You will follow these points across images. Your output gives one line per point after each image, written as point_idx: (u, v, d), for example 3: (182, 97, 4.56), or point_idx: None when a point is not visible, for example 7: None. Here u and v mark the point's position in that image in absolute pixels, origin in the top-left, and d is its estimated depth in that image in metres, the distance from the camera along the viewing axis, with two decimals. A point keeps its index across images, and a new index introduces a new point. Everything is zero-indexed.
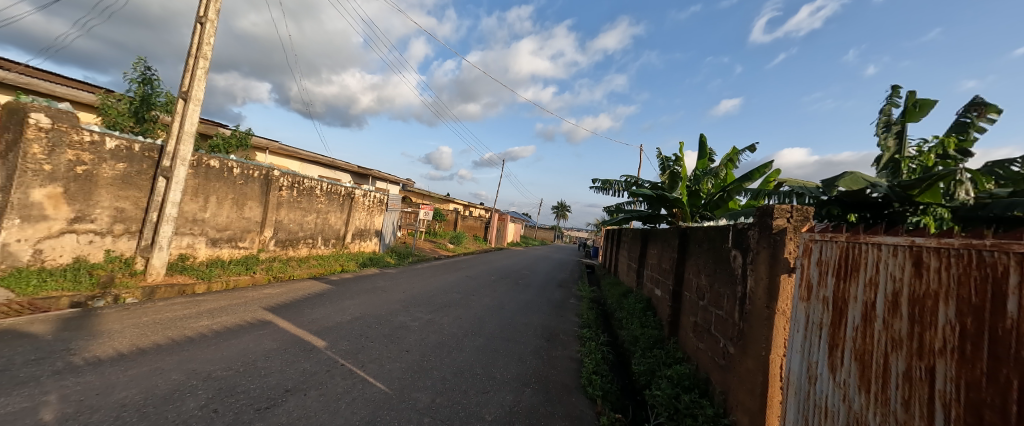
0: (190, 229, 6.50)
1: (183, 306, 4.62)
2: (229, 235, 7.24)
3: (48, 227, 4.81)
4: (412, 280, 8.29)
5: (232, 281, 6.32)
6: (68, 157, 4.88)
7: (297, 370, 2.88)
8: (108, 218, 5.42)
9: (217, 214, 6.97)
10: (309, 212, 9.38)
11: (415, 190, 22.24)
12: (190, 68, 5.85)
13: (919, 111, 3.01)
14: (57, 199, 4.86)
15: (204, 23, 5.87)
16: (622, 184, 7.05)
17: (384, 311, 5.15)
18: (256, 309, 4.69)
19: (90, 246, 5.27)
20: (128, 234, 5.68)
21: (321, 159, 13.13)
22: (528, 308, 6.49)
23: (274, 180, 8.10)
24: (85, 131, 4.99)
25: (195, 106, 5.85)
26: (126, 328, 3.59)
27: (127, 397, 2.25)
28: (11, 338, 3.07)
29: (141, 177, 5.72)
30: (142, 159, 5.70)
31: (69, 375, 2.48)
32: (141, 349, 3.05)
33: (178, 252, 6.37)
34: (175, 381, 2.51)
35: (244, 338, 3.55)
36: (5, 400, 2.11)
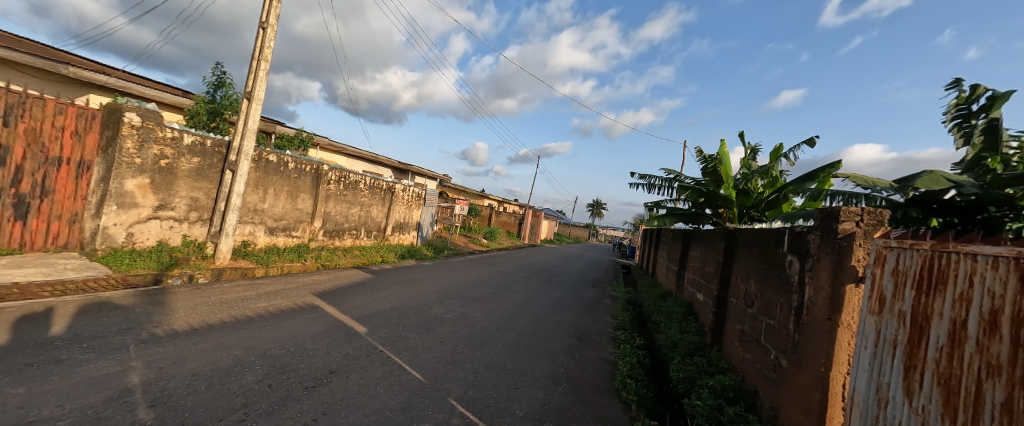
0: (251, 218, 7.13)
1: (245, 287, 5.09)
2: (284, 224, 7.84)
3: (138, 213, 5.46)
4: (446, 273, 8.50)
5: (286, 267, 6.84)
6: (154, 152, 5.50)
7: (341, 354, 3.07)
8: (185, 206, 6.07)
9: (274, 205, 7.56)
10: (353, 204, 9.89)
11: (451, 185, 22.85)
12: (254, 71, 6.37)
13: (999, 102, 2.62)
14: (145, 189, 5.50)
15: (266, 27, 6.35)
16: (663, 182, 6.76)
17: (420, 302, 5.34)
18: (305, 294, 5.05)
19: (171, 231, 5.93)
20: (201, 221, 6.32)
21: (365, 155, 13.80)
22: (560, 306, 6.43)
23: (323, 174, 8.61)
24: (168, 128, 5.60)
25: (257, 105, 6.34)
26: (197, 305, 4.01)
27: (196, 367, 2.51)
28: (109, 309, 3.54)
29: (212, 171, 6.34)
30: (213, 154, 6.31)
31: (153, 344, 2.83)
32: (208, 325, 3.39)
33: (242, 239, 7.01)
34: (237, 357, 2.76)
35: (295, 320, 3.83)
36: (103, 363, 2.44)
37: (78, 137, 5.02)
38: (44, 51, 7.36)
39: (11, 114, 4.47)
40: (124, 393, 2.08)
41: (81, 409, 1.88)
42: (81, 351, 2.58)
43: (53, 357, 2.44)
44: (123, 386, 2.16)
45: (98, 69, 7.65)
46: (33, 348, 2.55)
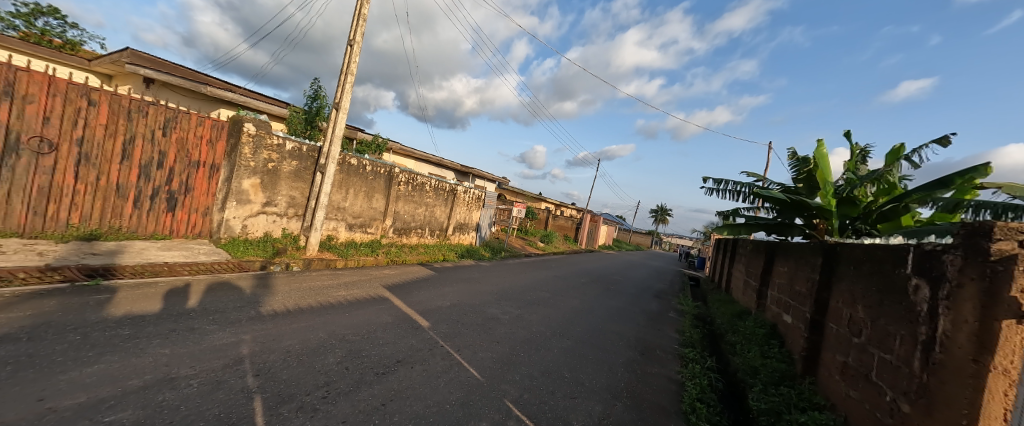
0: (335, 215, 7.98)
1: (328, 277, 5.71)
2: (361, 221, 8.64)
3: (251, 208, 6.44)
4: (504, 275, 8.64)
5: (362, 261, 7.52)
6: (264, 156, 6.44)
7: (406, 345, 3.27)
8: (285, 203, 7.00)
9: (354, 204, 8.37)
10: (420, 205, 10.55)
11: (510, 188, 23.25)
12: (342, 83, 7.13)
13: None
14: (257, 188, 6.46)
15: (352, 44, 7.07)
16: (743, 188, 6.12)
17: (478, 302, 5.49)
18: (377, 286, 5.49)
19: (274, 224, 6.88)
20: (296, 216, 7.25)
21: (431, 158, 14.66)
22: (620, 316, 6.15)
23: (395, 176, 9.32)
24: (274, 136, 6.52)
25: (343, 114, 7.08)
26: (291, 290, 4.59)
27: (290, 345, 2.86)
28: (227, 289, 4.22)
29: (306, 173, 7.23)
30: (308, 158, 7.19)
31: (259, 321, 3.30)
32: (299, 308, 3.86)
33: (327, 233, 7.89)
34: (320, 339, 3.09)
35: (368, 310, 4.19)
36: (222, 334, 2.91)
37: (211, 144, 6.07)
38: (191, 75, 9.07)
39: (169, 126, 5.55)
40: (237, 361, 2.45)
41: (206, 372, 2.26)
42: (207, 322, 3.10)
43: (189, 326, 2.98)
44: (236, 355, 2.55)
45: (227, 88, 9.21)
46: (175, 317, 3.13)
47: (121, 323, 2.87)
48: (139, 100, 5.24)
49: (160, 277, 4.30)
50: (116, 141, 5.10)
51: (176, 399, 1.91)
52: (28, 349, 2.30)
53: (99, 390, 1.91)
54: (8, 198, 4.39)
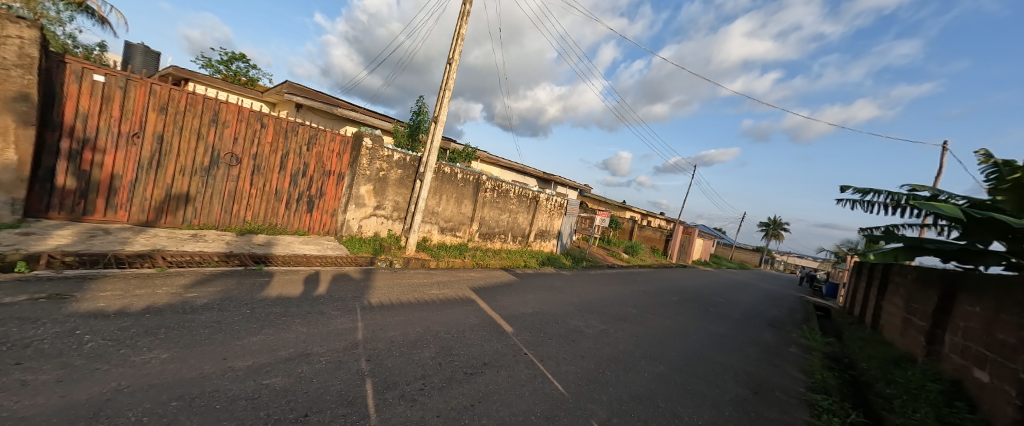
0: (430, 219, 8.72)
1: (423, 276, 6.25)
2: (452, 225, 9.29)
3: (365, 210, 7.44)
4: (586, 285, 8.38)
5: (451, 262, 8.07)
6: (377, 166, 7.39)
7: (492, 348, 3.37)
8: (391, 207, 7.91)
9: (446, 209, 9.06)
10: (504, 211, 10.91)
11: (592, 196, 22.62)
12: (440, 98, 7.82)
13: None
14: (370, 193, 7.43)
15: (451, 62, 7.72)
16: (905, 201, 4.86)
17: (560, 311, 5.41)
18: (464, 287, 5.82)
19: (382, 225, 7.82)
20: (399, 219, 8.13)
21: (516, 166, 15.10)
22: (722, 344, 5.43)
23: (482, 183, 9.82)
24: (385, 148, 7.45)
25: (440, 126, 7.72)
26: (394, 285, 5.15)
27: (393, 335, 3.19)
28: (345, 280, 4.92)
29: (408, 180, 8.07)
30: (410, 167, 8.03)
31: (369, 311, 3.76)
32: (400, 303, 4.29)
33: (423, 235, 8.67)
34: (418, 333, 3.37)
35: (457, 310, 4.46)
36: (343, 319, 3.39)
37: (339, 156, 7.19)
38: (326, 99, 10.97)
39: (310, 142, 6.75)
40: (353, 345, 2.82)
41: (332, 351, 2.65)
42: (331, 308, 3.65)
43: (318, 309, 3.54)
44: (352, 340, 2.93)
45: (350, 108, 10.87)
46: (309, 301, 3.76)
47: (274, 302, 3.56)
48: (292, 121, 6.47)
49: (300, 266, 5.22)
50: (276, 155, 6.38)
51: (310, 372, 2.28)
52: (217, 317, 2.99)
53: (262, 357, 2.40)
54: (211, 199, 5.82)
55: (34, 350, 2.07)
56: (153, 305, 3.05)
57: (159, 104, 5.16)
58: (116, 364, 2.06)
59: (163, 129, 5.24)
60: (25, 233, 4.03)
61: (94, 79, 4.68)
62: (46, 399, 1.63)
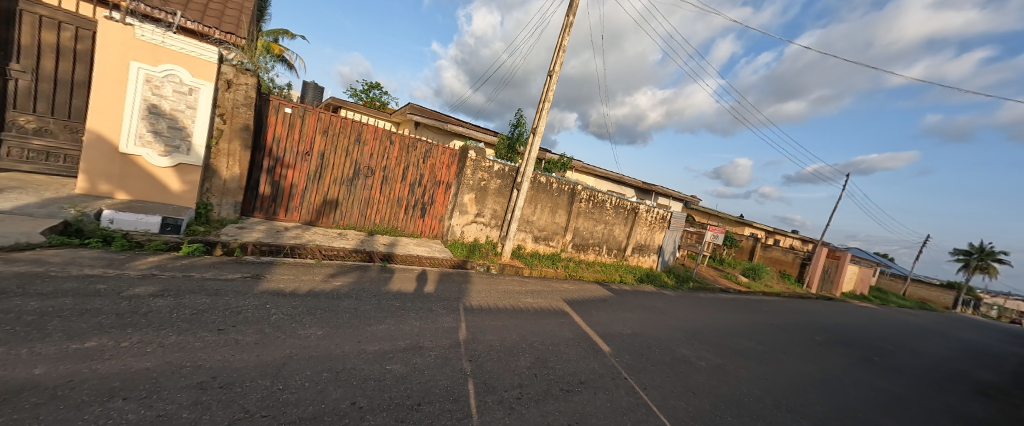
0: (525, 227, 8.96)
1: (518, 283, 6.43)
2: (545, 234, 9.37)
3: (467, 217, 8.02)
4: (692, 309, 7.50)
5: (545, 272, 8.12)
6: (479, 176, 7.91)
7: (589, 367, 3.25)
8: (490, 214, 8.36)
9: (541, 218, 9.19)
10: (599, 222, 10.53)
11: (701, 208, 20.29)
12: (540, 110, 7.99)
13: None
14: (472, 201, 7.99)
15: (552, 74, 7.85)
16: None
17: (663, 336, 4.94)
18: (558, 298, 5.78)
19: (480, 231, 8.32)
20: (496, 226, 8.52)
21: (613, 175, 14.53)
22: (887, 404, 4.23)
23: (576, 193, 9.69)
24: (487, 160, 7.95)
25: (539, 136, 7.87)
26: (492, 290, 5.41)
27: (492, 340, 3.34)
28: (449, 281, 5.36)
29: (506, 190, 8.44)
30: (507, 176, 8.39)
31: (471, 313, 4.02)
32: (497, 308, 4.49)
33: (517, 243, 8.96)
34: (514, 340, 3.47)
35: (552, 321, 4.44)
36: (448, 318, 3.69)
37: (448, 167, 7.94)
38: (438, 117, 12.29)
39: (426, 155, 7.61)
40: (457, 344, 3.06)
41: (440, 348, 2.91)
42: (439, 306, 4.02)
43: (428, 306, 3.93)
44: (457, 339, 3.17)
45: (458, 124, 11.96)
46: (421, 298, 4.21)
47: (394, 296, 4.08)
48: (413, 137, 7.40)
49: (414, 265, 5.88)
50: (400, 168, 7.36)
51: (422, 365, 2.56)
52: (354, 305, 3.56)
53: (387, 345, 2.79)
54: (352, 205, 7.01)
55: (242, 317, 2.86)
56: (311, 289, 3.80)
57: (323, 128, 6.47)
58: (289, 335, 2.70)
59: (324, 148, 6.55)
60: (240, 228, 5.47)
61: (284, 111, 6.12)
62: (249, 356, 2.30)
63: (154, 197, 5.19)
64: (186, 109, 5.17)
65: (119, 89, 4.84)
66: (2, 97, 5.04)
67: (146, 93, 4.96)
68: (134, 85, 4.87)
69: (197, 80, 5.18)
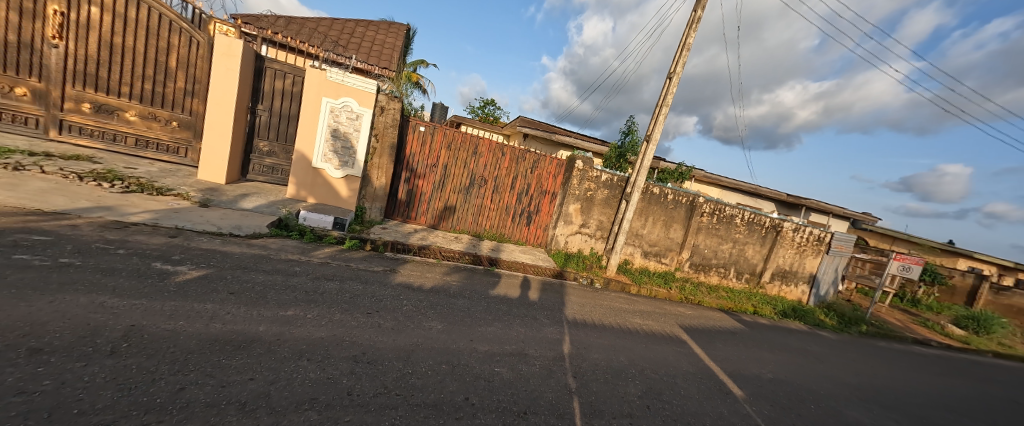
0: (633, 241, 8.46)
1: (625, 300, 6.06)
2: (657, 250, 8.63)
3: (571, 228, 7.93)
4: (859, 359, 5.87)
5: (655, 291, 7.46)
6: (585, 186, 7.80)
7: (714, 410, 2.83)
8: (595, 225, 8.02)
9: (652, 232, 8.52)
10: (725, 240, 9.15)
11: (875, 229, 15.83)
12: (656, 116, 7.42)
13: None
14: (577, 212, 7.88)
15: (672, 76, 7.23)
16: None
17: (815, 387, 3.99)
18: (672, 323, 5.24)
19: (585, 242, 8.06)
20: (602, 238, 8.12)
21: (744, 186, 12.61)
22: None
23: (697, 206, 8.65)
24: (595, 169, 7.78)
25: (653, 144, 7.25)
26: (598, 305, 5.22)
27: (599, 359, 3.21)
28: (554, 291, 5.39)
29: (613, 200, 7.99)
30: (616, 187, 7.97)
31: (576, 328, 3.94)
32: (604, 325, 4.30)
33: (624, 257, 8.50)
34: (622, 363, 3.26)
35: (667, 349, 4.03)
36: (553, 329, 3.70)
37: (555, 177, 8.04)
38: (548, 128, 12.61)
39: (534, 165, 7.87)
40: (562, 358, 3.04)
41: (545, 359, 2.94)
42: (544, 316, 4.07)
43: (534, 315, 4.02)
44: (562, 352, 3.16)
45: (567, 134, 12.06)
46: (527, 305, 4.33)
47: (503, 300, 4.30)
48: (523, 149, 7.74)
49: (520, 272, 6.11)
50: (509, 177, 7.78)
51: (527, 372, 2.63)
52: (467, 305, 3.87)
53: (497, 347, 2.97)
54: (468, 212, 7.69)
55: (383, 304, 3.43)
56: (434, 286, 4.30)
57: (446, 143, 7.30)
58: (416, 325, 3.10)
59: (446, 161, 7.37)
60: (384, 228, 6.55)
61: (418, 129, 7.12)
62: (388, 339, 2.77)
63: (332, 202, 6.61)
64: (354, 132, 6.50)
65: (315, 119, 6.36)
66: (252, 129, 6.75)
67: (330, 121, 6.39)
68: (323, 115, 6.34)
69: (361, 108, 6.44)
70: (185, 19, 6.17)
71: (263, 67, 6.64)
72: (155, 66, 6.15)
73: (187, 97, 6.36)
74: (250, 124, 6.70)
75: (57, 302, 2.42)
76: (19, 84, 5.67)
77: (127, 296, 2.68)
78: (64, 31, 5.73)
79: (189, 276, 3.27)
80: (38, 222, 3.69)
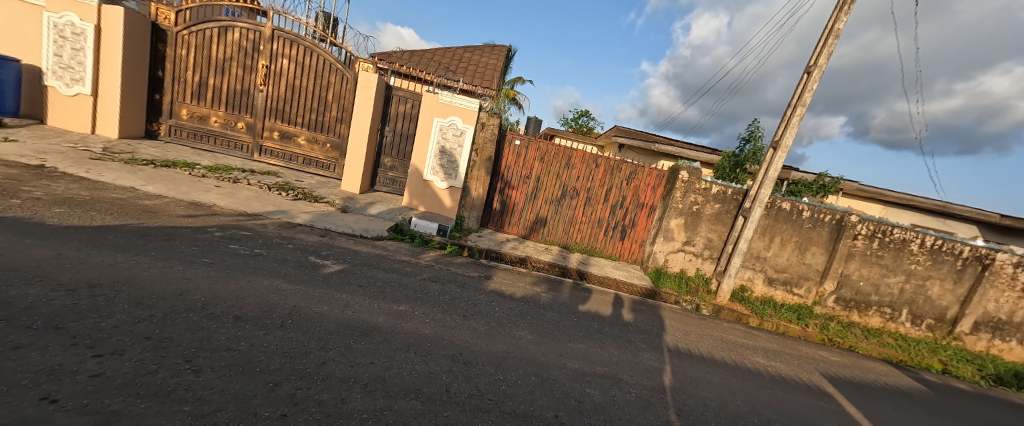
0: (753, 264, 7.11)
1: (742, 334, 5.20)
2: (786, 277, 7.03)
3: (673, 245, 7.20)
4: None
5: (783, 327, 6.20)
6: (691, 199, 7.04)
7: None
8: (702, 244, 7.15)
9: (779, 254, 7.03)
10: (893, 272, 6.71)
11: None
12: (787, 118, 6.26)
13: None
14: (680, 228, 7.14)
15: (812, 70, 6.00)
16: None
17: None
18: (808, 369, 4.31)
19: (689, 263, 7.21)
20: (711, 259, 7.16)
21: (918, 202, 9.92)
22: None
23: (848, 227, 6.71)
24: (702, 181, 6.97)
25: (782, 153, 6.15)
26: (706, 335, 4.61)
27: (708, 398, 2.81)
28: (654, 314, 4.94)
29: (727, 216, 6.99)
30: (731, 201, 6.96)
31: (680, 358, 3.54)
32: (715, 360, 3.77)
33: (740, 283, 7.19)
34: (739, 408, 2.79)
35: (801, 399, 3.31)
36: (651, 356, 3.40)
37: (654, 189, 7.51)
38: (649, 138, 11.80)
39: (631, 176, 7.48)
40: (662, 390, 2.75)
41: (642, 387, 2.71)
42: (641, 340, 3.77)
43: (630, 338, 3.75)
44: (662, 383, 2.87)
45: (670, 144, 11.15)
46: (621, 325, 4.09)
47: (595, 318, 4.13)
48: (618, 160, 7.43)
49: (611, 289, 5.80)
50: (603, 189, 7.52)
51: (622, 399, 2.44)
52: (558, 318, 3.82)
53: (590, 367, 2.85)
54: (558, 223, 7.66)
55: (478, 308, 3.62)
56: (526, 295, 4.38)
57: (539, 155, 7.44)
58: (508, 333, 3.18)
59: (539, 172, 7.50)
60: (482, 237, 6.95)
61: (514, 143, 7.44)
62: (482, 343, 2.90)
63: (437, 210, 7.31)
64: (458, 147, 7.13)
65: (426, 136, 7.18)
66: (381, 148, 7.94)
67: (438, 138, 7.14)
68: (433, 133, 7.13)
69: (465, 125, 7.06)
70: (339, 61, 7.61)
71: (391, 95, 7.77)
72: (319, 100, 7.70)
73: (339, 124, 7.81)
74: (379, 143, 7.89)
75: (251, 282, 3.20)
76: (239, 120, 7.69)
77: (292, 281, 3.39)
78: (267, 80, 7.59)
79: (331, 269, 3.97)
80: (241, 221, 4.95)
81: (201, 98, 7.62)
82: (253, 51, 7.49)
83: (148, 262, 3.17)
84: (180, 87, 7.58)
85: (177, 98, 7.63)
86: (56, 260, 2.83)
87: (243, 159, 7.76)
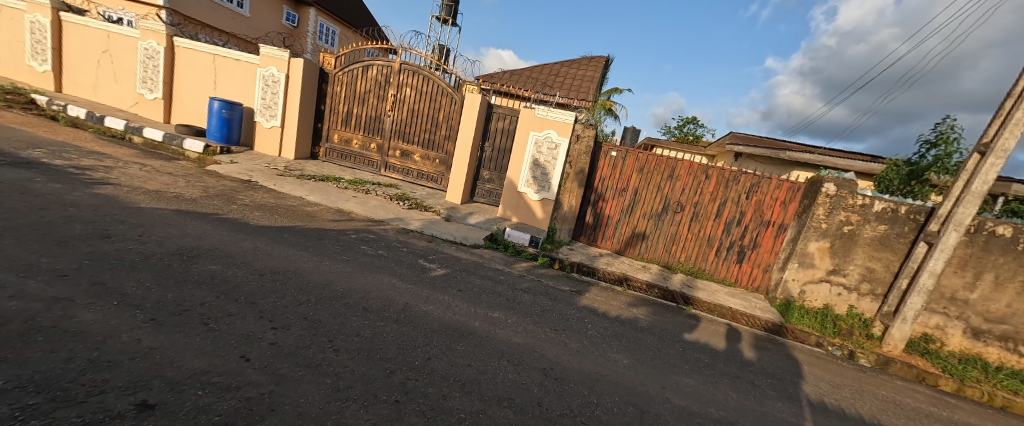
0: (946, 307, 5.26)
1: (930, 401, 3.90)
2: (1007, 333, 5.04)
3: (813, 273, 5.85)
4: None
5: (1001, 398, 4.47)
6: (840, 218, 5.66)
7: None
8: (858, 275, 5.67)
9: (993, 299, 5.09)
10: None
11: None
12: (1003, 112, 4.63)
13: None
14: (824, 252, 5.78)
15: None
16: None
17: None
18: None
19: (838, 298, 5.79)
20: (872, 295, 5.62)
21: None
22: None
23: None
24: (858, 196, 5.57)
25: (998, 159, 4.54)
26: (866, 392, 3.64)
27: None
28: (786, 356, 4.10)
29: (899, 241, 5.43)
30: (905, 222, 5.38)
31: (825, 416, 2.84)
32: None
33: (921, 331, 5.37)
34: None
35: None
36: (781, 406, 2.81)
37: (784, 205, 6.36)
38: (778, 145, 10.08)
39: (753, 190, 6.47)
40: None
41: None
42: (767, 385, 3.15)
43: (753, 380, 3.17)
44: None
45: (807, 150, 9.32)
46: (738, 363, 3.50)
47: (704, 350, 3.62)
48: (736, 170, 6.50)
49: (725, 318, 5.03)
50: (716, 203, 6.66)
51: None
52: (658, 345, 3.47)
53: (700, 407, 2.49)
54: (659, 240, 7.03)
55: (571, 324, 3.52)
56: (622, 316, 4.10)
57: (639, 166, 6.99)
58: (602, 354, 3.00)
59: (638, 184, 7.04)
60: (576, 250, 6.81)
61: (610, 154, 7.15)
62: (575, 361, 2.79)
63: (530, 222, 7.43)
64: (552, 160, 7.18)
65: (522, 150, 7.42)
66: (481, 162, 8.50)
67: (533, 151, 7.31)
68: (528, 146, 7.33)
69: (559, 138, 7.08)
70: (449, 85, 8.46)
71: (492, 112, 8.29)
72: (432, 121, 8.66)
73: (447, 142, 8.64)
74: (480, 157, 8.46)
75: (375, 279, 3.70)
76: (372, 141, 9.14)
77: (406, 281, 3.82)
78: (394, 106, 8.86)
79: (437, 272, 4.35)
80: (370, 226, 5.82)
81: (348, 124, 9.27)
82: (384, 83, 8.85)
83: (307, 256, 3.94)
84: (335, 117, 9.33)
85: (334, 126, 9.38)
86: (253, 250, 3.73)
87: (373, 173, 9.18)
